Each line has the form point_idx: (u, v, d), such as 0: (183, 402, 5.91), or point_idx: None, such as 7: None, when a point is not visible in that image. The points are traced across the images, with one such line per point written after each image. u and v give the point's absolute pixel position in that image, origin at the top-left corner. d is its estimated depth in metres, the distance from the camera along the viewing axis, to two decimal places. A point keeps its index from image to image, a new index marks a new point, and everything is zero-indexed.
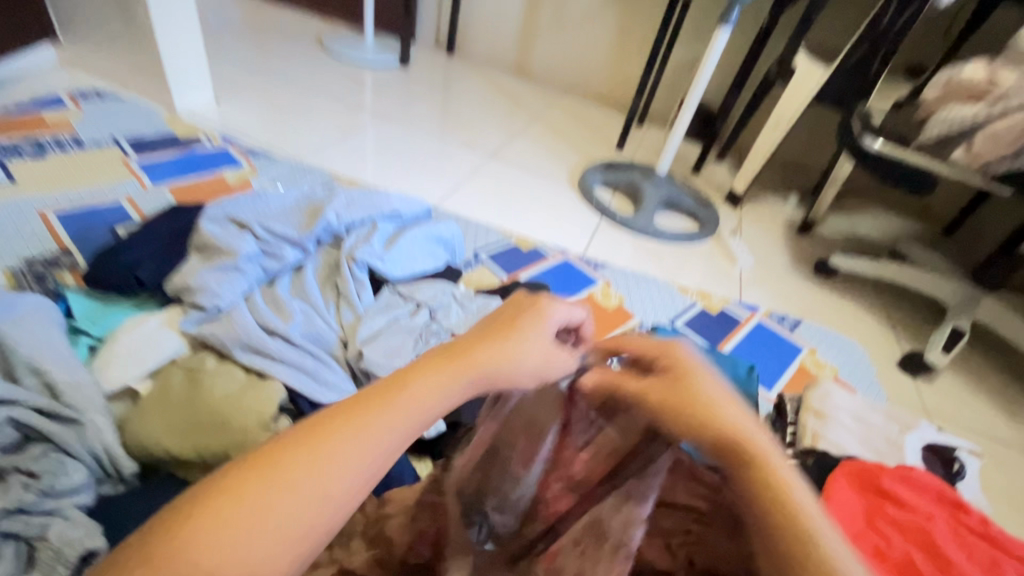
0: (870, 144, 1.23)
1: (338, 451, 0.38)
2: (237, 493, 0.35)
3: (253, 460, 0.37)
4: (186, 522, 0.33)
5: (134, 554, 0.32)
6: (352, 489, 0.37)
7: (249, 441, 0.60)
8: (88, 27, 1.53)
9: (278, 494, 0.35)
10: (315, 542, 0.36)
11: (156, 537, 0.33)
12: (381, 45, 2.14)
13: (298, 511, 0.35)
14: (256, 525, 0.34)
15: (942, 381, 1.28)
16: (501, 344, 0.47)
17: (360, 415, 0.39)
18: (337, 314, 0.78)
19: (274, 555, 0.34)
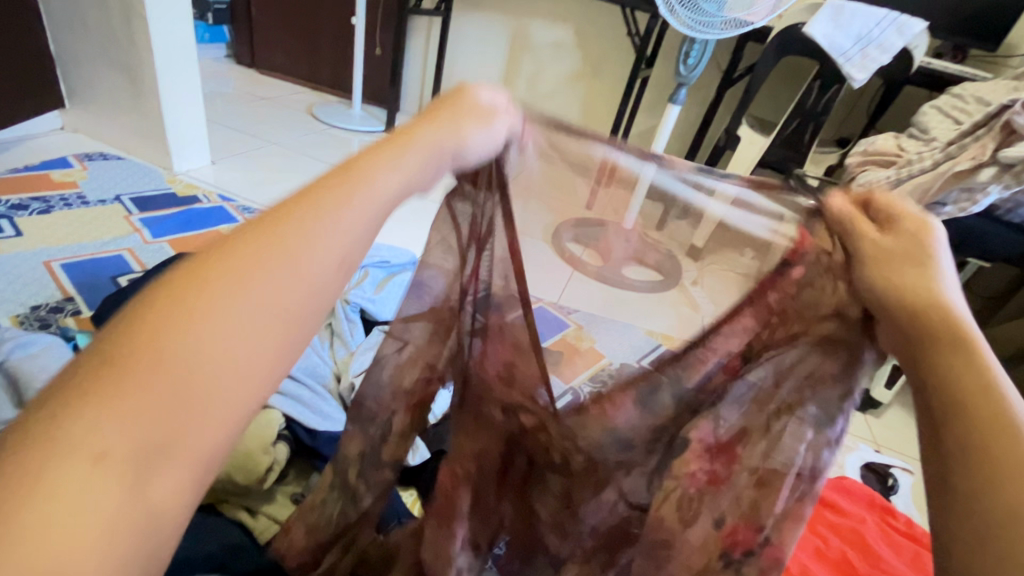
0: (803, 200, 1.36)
1: (296, 232, 0.34)
2: (193, 291, 0.30)
3: (197, 262, 0.32)
4: (135, 333, 0.28)
5: (75, 380, 0.27)
6: (326, 274, 0.34)
7: (250, 463, 0.76)
8: (97, 97, 1.66)
9: (239, 283, 0.31)
10: (298, 333, 0.33)
11: (99, 357, 0.28)
12: (369, 115, 2.33)
13: (270, 299, 0.32)
14: (226, 321, 0.30)
15: (889, 415, 1.39)
16: (443, 131, 0.44)
17: (311, 199, 0.36)
18: (332, 350, 0.98)
19: (270, 358, 0.31)
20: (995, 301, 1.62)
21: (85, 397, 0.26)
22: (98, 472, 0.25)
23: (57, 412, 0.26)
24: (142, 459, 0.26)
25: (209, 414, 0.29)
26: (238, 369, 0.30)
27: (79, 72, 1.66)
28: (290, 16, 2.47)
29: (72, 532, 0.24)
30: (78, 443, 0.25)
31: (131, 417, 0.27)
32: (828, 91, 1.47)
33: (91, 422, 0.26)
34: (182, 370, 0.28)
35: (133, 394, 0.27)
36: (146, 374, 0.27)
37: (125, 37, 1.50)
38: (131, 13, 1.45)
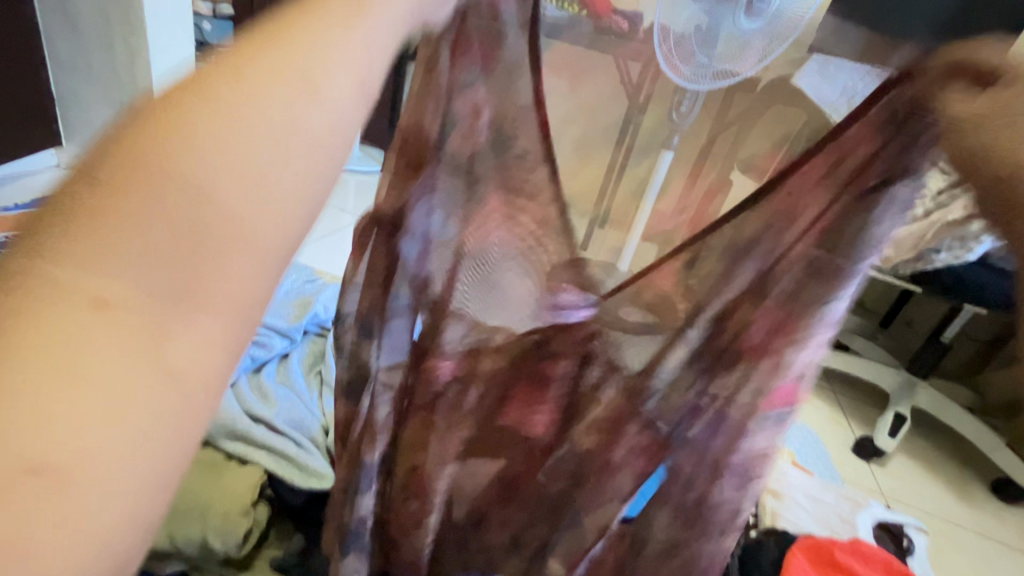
0: None
1: (300, 46, 0.28)
2: (189, 112, 0.25)
3: (188, 82, 0.27)
4: (127, 156, 0.24)
5: (67, 207, 0.23)
6: (339, 98, 0.28)
7: (225, 529, 0.72)
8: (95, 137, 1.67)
9: (239, 103, 0.26)
10: (317, 163, 0.27)
11: (92, 181, 0.23)
12: (365, 156, 2.39)
13: (282, 125, 0.26)
14: (231, 147, 0.25)
15: (895, 465, 1.35)
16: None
17: (314, 10, 0.29)
18: (320, 401, 0.93)
19: (287, 175, 0.26)
20: (993, 346, 1.62)
21: (77, 228, 0.22)
22: (98, 321, 0.21)
23: (46, 244, 0.22)
24: (148, 308, 0.22)
25: (222, 262, 0.24)
26: (253, 200, 0.25)
27: (79, 113, 1.67)
28: None
29: (72, 391, 0.20)
30: (74, 285, 0.21)
31: (132, 256, 0.22)
32: None
33: (88, 257, 0.22)
34: (189, 203, 0.24)
35: (131, 229, 0.22)
36: (145, 204, 0.23)
37: (127, 79, 1.53)
38: (134, 58, 1.48)
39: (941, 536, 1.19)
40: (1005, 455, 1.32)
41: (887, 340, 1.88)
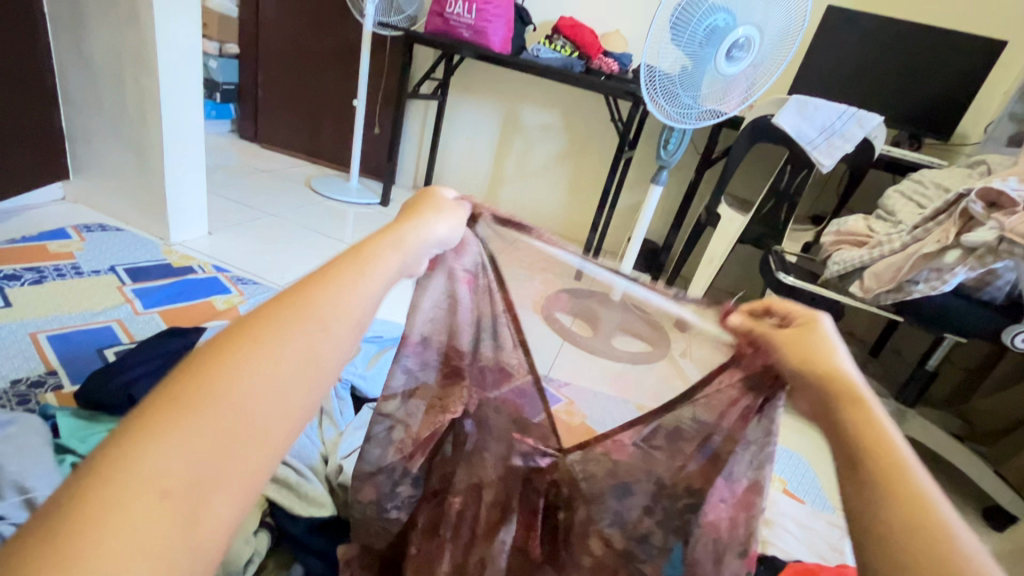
0: (782, 278, 1.45)
1: (320, 299, 0.39)
2: (238, 347, 0.34)
3: (236, 325, 0.36)
4: (190, 382, 0.32)
5: (136, 420, 0.30)
6: (344, 337, 0.39)
7: (229, 558, 0.72)
8: (101, 170, 1.72)
9: (272, 344, 0.35)
10: (320, 384, 0.37)
11: (156, 399, 0.31)
12: (365, 188, 2.47)
13: (302, 355, 0.36)
14: (264, 373, 0.34)
15: None
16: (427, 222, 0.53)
17: (332, 273, 0.42)
18: (320, 430, 0.96)
19: (299, 394, 0.35)
20: (978, 373, 1.68)
21: (147, 439, 0.29)
22: (158, 508, 0.27)
23: (120, 448, 0.28)
24: (191, 493, 0.29)
25: (247, 459, 0.32)
26: (273, 413, 0.33)
27: (87, 148, 1.72)
28: (294, 98, 2.63)
29: (141, 555, 0.26)
30: (145, 474, 0.28)
31: (186, 451, 0.29)
32: (799, 174, 1.58)
33: (157, 456, 0.29)
34: (232, 415, 0.32)
35: (189, 433, 0.30)
36: (200, 415, 0.31)
37: (136, 115, 1.58)
38: (144, 97, 1.54)
39: None
40: (991, 480, 1.35)
41: (876, 368, 1.93)
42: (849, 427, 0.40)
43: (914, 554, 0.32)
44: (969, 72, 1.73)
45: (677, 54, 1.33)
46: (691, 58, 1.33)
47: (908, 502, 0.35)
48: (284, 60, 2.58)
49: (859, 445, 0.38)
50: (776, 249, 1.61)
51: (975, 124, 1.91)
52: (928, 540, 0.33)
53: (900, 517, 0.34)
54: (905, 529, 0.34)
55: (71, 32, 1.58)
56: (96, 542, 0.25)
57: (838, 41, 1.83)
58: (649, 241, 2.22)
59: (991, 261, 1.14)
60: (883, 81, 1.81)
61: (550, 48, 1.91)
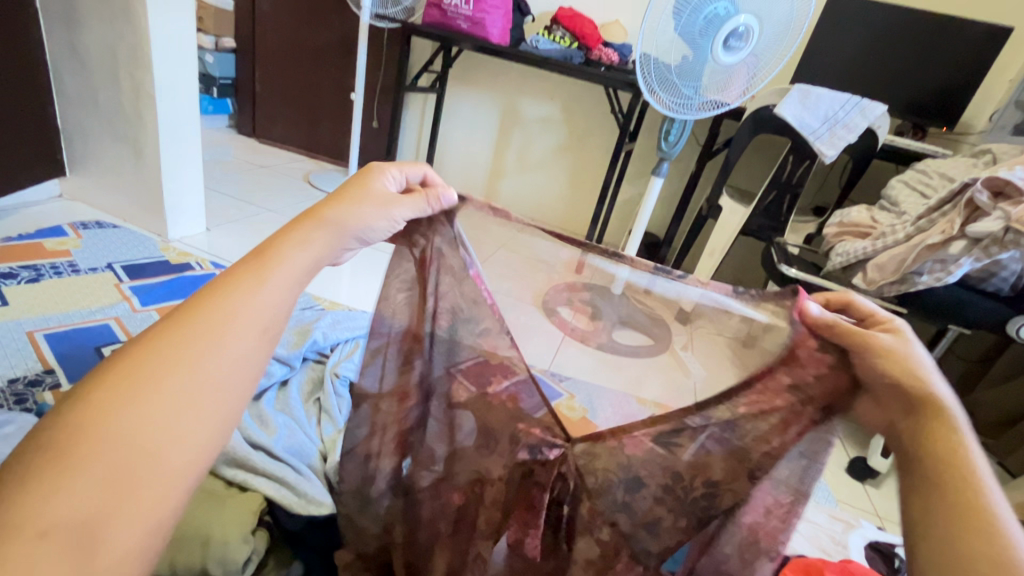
0: (785, 269, 1.44)
1: (214, 316, 0.40)
2: (120, 379, 0.35)
3: (130, 351, 0.37)
4: (78, 419, 0.33)
5: (33, 456, 0.32)
6: (244, 349, 0.40)
7: (228, 556, 0.71)
8: (97, 167, 1.70)
9: (167, 368, 0.36)
10: (219, 401, 0.38)
11: (49, 434, 0.32)
12: None
13: (200, 375, 0.37)
14: (160, 397, 0.35)
15: (888, 485, 1.36)
16: (349, 212, 0.52)
17: (225, 287, 0.42)
18: (318, 428, 0.96)
19: (192, 415, 0.36)
20: (982, 365, 1.67)
21: (45, 475, 0.31)
22: (40, 548, 0.29)
23: (15, 488, 0.30)
24: (88, 519, 0.31)
25: (150, 477, 0.33)
26: (162, 439, 0.34)
27: (83, 144, 1.71)
28: (291, 91, 2.61)
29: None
30: (44, 508, 0.30)
31: (77, 486, 0.31)
32: (801, 164, 1.56)
33: (52, 490, 0.30)
34: (125, 444, 0.33)
35: (80, 466, 0.32)
36: (93, 448, 0.32)
37: (132, 112, 1.57)
38: (139, 92, 1.52)
39: None
40: None
41: None
42: (939, 437, 0.41)
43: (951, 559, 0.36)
44: (973, 60, 1.71)
45: (677, 39, 1.31)
46: (691, 45, 1.31)
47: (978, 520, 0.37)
48: (281, 53, 2.56)
49: (932, 451, 0.41)
50: (778, 241, 1.60)
51: (979, 113, 1.89)
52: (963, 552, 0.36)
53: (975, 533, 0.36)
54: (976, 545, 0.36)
55: (64, 26, 1.56)
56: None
57: (841, 29, 1.80)
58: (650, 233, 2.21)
59: (996, 251, 1.11)
60: (887, 70, 1.78)
61: (549, 39, 1.88)
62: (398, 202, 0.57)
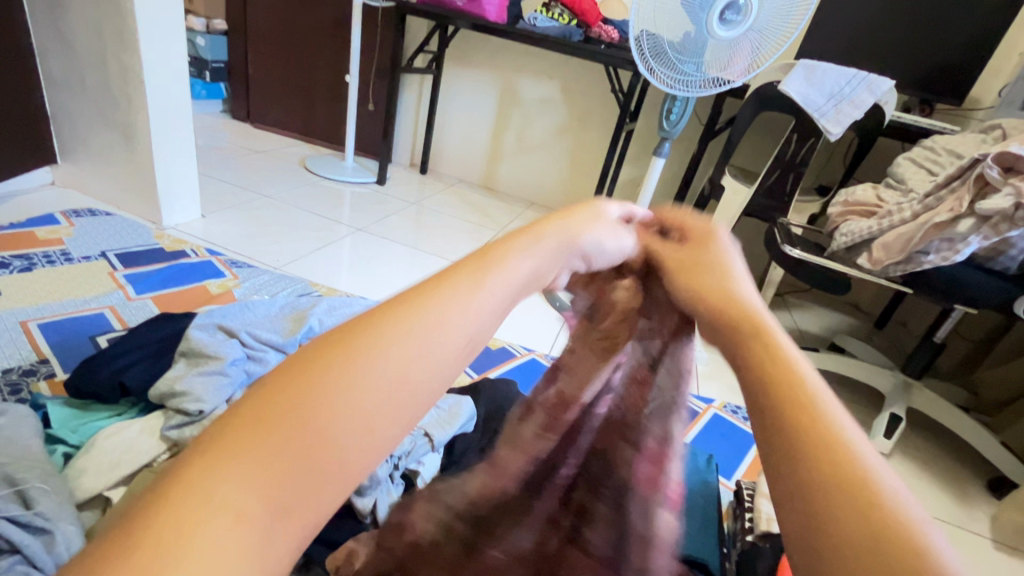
0: (789, 250, 1.43)
1: (435, 315, 0.37)
2: (339, 362, 0.33)
3: (342, 334, 0.35)
4: (273, 404, 0.31)
5: (222, 435, 0.29)
6: (449, 359, 0.37)
7: None
8: (88, 154, 1.68)
9: (369, 368, 0.33)
10: (414, 412, 0.35)
11: (251, 411, 0.30)
12: (361, 167, 2.42)
13: (399, 382, 0.34)
14: (357, 401, 0.32)
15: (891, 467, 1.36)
16: (564, 225, 0.49)
17: (446, 281, 0.39)
18: None
19: (384, 423, 0.33)
20: (987, 343, 1.66)
21: (306, 417, 0.31)
22: (239, 528, 0.27)
23: (207, 469, 0.28)
24: (320, 471, 0.30)
25: (354, 445, 0.32)
26: (355, 439, 0.32)
27: (73, 130, 1.68)
28: (284, 74, 2.56)
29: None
30: (303, 443, 0.30)
31: (263, 484, 0.28)
32: (805, 142, 1.53)
33: (242, 476, 0.28)
34: (318, 441, 0.30)
35: (266, 458, 0.29)
36: (286, 441, 0.30)
37: (121, 97, 1.54)
38: (128, 76, 1.49)
39: None
40: (998, 452, 1.33)
41: (881, 341, 1.92)
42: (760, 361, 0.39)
43: (831, 492, 0.31)
44: (984, 30, 1.66)
45: (679, 13, 1.28)
46: (690, 18, 1.28)
47: (827, 452, 0.32)
48: (274, 35, 2.50)
49: (776, 377, 0.37)
50: (781, 222, 1.58)
51: (988, 88, 1.84)
52: (837, 475, 0.31)
53: (818, 464, 0.32)
54: (819, 481, 0.31)
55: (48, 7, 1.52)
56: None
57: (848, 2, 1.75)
58: None
59: (1006, 229, 1.09)
60: (893, 44, 1.74)
61: (547, 16, 1.83)
62: (616, 224, 0.54)
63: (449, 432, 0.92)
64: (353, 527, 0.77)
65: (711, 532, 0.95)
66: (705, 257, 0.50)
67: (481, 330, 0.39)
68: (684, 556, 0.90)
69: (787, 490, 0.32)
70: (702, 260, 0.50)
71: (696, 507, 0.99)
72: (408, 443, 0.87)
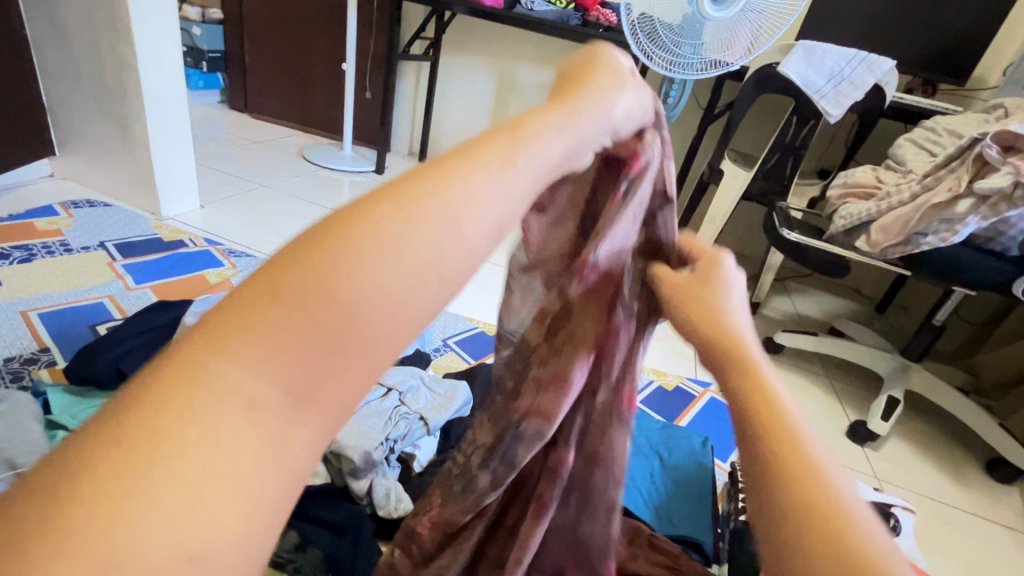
0: (787, 233, 1.43)
1: (466, 188, 0.30)
2: (364, 229, 0.27)
3: (357, 206, 0.29)
4: (285, 274, 0.25)
5: (228, 304, 0.24)
6: (484, 234, 0.31)
7: None
8: (86, 145, 1.68)
9: (398, 235, 0.27)
10: (444, 296, 0.29)
11: (260, 282, 0.25)
12: (359, 156, 2.41)
13: (429, 257, 0.28)
14: (376, 274, 0.26)
15: (887, 448, 1.36)
16: (591, 95, 0.43)
17: (479, 149, 0.33)
18: None
19: (417, 304, 0.27)
20: (987, 327, 1.66)
21: (324, 289, 0.25)
22: (250, 419, 0.22)
23: (215, 341, 0.23)
24: (343, 355, 0.25)
25: (382, 328, 0.26)
26: (383, 320, 0.26)
27: (70, 122, 1.68)
28: (280, 63, 2.55)
29: (238, 475, 0.21)
30: (325, 317, 0.24)
31: (277, 364, 0.23)
32: (805, 126, 1.52)
33: (251, 357, 0.23)
34: (340, 318, 0.25)
35: (278, 336, 0.23)
36: (299, 317, 0.24)
37: (115, 87, 1.53)
38: (122, 65, 1.48)
39: (939, 518, 1.19)
40: (997, 434, 1.33)
41: (882, 325, 1.91)
42: (743, 394, 0.40)
43: (805, 522, 0.33)
44: (988, 7, 1.63)
45: None
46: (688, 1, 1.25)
47: (802, 487, 0.34)
48: (270, 24, 2.49)
49: (753, 413, 0.39)
50: (780, 205, 1.57)
51: (993, 67, 1.81)
52: (808, 511, 0.33)
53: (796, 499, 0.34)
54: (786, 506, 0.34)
55: None
56: (166, 466, 0.20)
57: None
58: None
59: (1005, 209, 1.08)
60: (897, 23, 1.70)
61: None
62: (641, 93, 0.48)
63: (444, 415, 0.92)
64: (349, 508, 0.78)
65: (705, 513, 0.97)
66: (709, 285, 0.47)
67: (519, 204, 0.33)
68: (678, 536, 0.91)
69: (767, 517, 0.35)
70: (706, 288, 0.46)
71: (691, 489, 1.00)
72: (403, 425, 0.87)
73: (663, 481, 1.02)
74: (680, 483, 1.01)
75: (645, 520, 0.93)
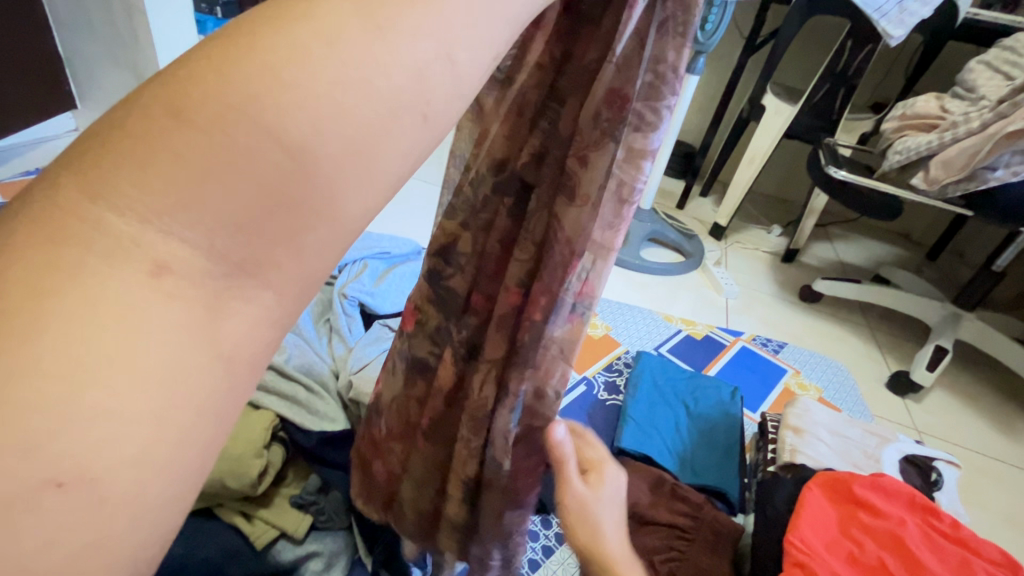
0: (833, 172, 1.32)
1: None
2: (291, 25, 0.18)
3: (291, 2, 0.20)
4: (187, 91, 0.17)
5: (113, 131, 0.17)
6: (483, 42, 0.21)
7: (243, 470, 0.71)
8: (107, 98, 1.67)
9: (344, 39, 0.18)
10: (433, 133, 0.20)
11: (155, 106, 0.17)
12: None
13: (406, 67, 0.19)
14: (318, 91, 0.17)
15: (930, 400, 1.30)
16: None
17: None
18: (330, 347, 0.92)
19: (398, 140, 0.19)
20: None
21: (241, 120, 0.17)
22: (149, 288, 0.15)
23: (97, 180, 0.16)
24: (291, 202, 0.18)
25: (343, 173, 0.18)
26: (345, 158, 0.18)
27: (89, 74, 1.66)
28: None
29: (137, 363, 0.15)
30: (255, 156, 0.17)
31: (192, 214, 0.16)
32: (862, 51, 1.38)
33: (142, 204, 0.16)
34: (278, 163, 0.17)
35: (186, 179, 0.16)
36: (211, 150, 0.17)
37: (128, 36, 1.49)
38: (131, 11, 1.43)
39: (981, 471, 1.14)
40: None
41: (932, 272, 1.78)
42: None
43: None
44: None
45: None
46: None
47: None
48: None
49: None
50: (827, 142, 1.44)
51: None
52: None
53: None
54: None
55: None
56: (33, 347, 0.14)
57: None
58: (684, 143, 2.06)
59: None
60: None
61: None
62: None
63: None
64: None
65: (732, 465, 0.94)
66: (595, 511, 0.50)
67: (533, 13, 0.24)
68: (703, 486, 0.90)
69: None
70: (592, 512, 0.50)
71: (716, 438, 0.98)
72: None
73: (688, 430, 0.99)
74: (705, 433, 0.99)
75: (668, 469, 0.91)
